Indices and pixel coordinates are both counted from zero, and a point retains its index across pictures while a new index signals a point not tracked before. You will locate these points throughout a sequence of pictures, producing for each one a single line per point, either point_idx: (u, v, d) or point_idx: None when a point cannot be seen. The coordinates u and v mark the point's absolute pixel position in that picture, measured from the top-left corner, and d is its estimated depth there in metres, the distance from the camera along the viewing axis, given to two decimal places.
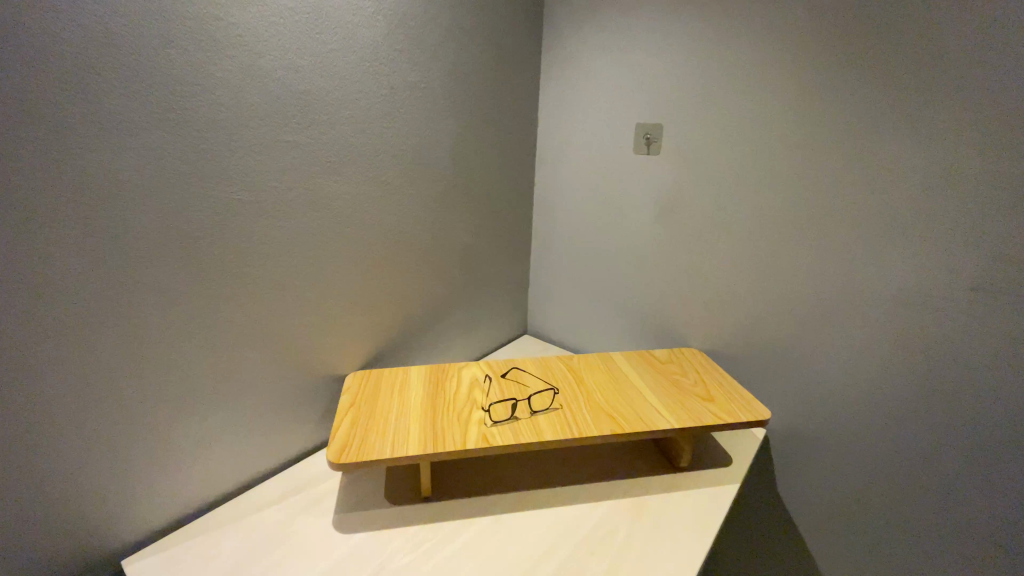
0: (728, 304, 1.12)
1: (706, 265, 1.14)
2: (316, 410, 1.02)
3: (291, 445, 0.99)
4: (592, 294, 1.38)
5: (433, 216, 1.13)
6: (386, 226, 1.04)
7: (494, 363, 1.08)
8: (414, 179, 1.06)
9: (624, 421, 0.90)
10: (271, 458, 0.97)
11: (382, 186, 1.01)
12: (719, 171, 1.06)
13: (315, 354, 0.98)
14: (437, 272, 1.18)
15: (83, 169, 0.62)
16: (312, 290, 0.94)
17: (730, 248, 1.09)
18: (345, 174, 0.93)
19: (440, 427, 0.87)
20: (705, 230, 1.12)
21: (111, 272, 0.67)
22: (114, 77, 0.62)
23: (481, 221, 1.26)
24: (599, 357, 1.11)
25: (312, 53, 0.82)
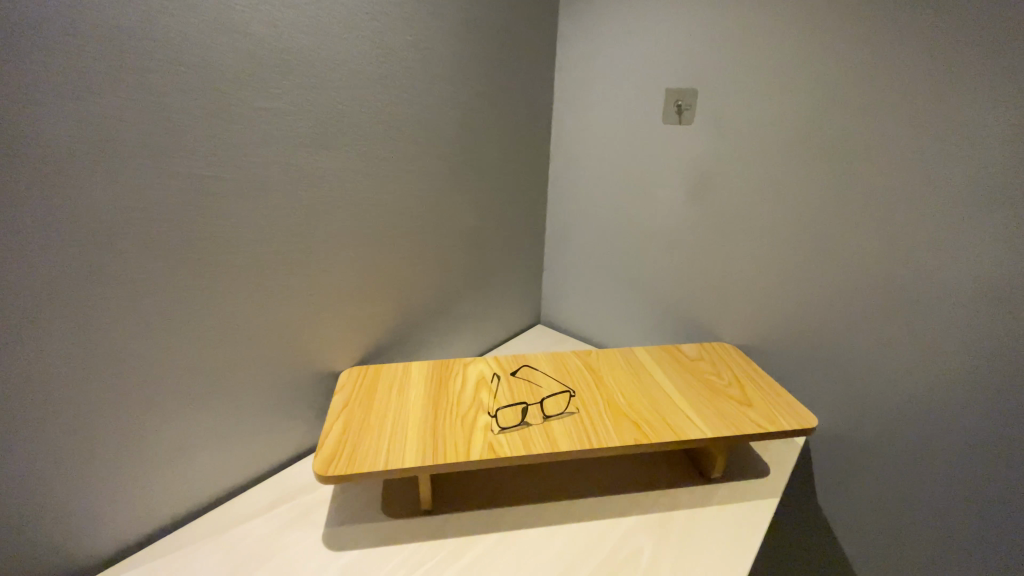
0: (767, 295, 0.99)
1: (743, 251, 1.01)
2: (309, 409, 0.94)
3: (282, 447, 0.92)
4: (612, 282, 1.26)
5: (436, 195, 1.02)
6: (382, 206, 0.93)
7: (503, 360, 0.97)
8: (415, 154, 0.95)
9: (649, 429, 0.79)
10: (259, 462, 0.89)
11: (379, 162, 0.90)
12: (762, 142, 0.92)
13: (306, 349, 0.89)
14: (442, 258, 1.08)
15: (24, 140, 0.53)
16: (300, 278, 0.84)
17: (771, 232, 0.96)
18: (336, 148, 0.83)
19: (441, 434, 0.77)
20: (744, 211, 0.98)
21: (65, 261, 0.59)
22: (58, 29, 0.52)
23: (490, 201, 1.15)
24: (620, 354, 1.00)
25: (293, 3, 0.70)
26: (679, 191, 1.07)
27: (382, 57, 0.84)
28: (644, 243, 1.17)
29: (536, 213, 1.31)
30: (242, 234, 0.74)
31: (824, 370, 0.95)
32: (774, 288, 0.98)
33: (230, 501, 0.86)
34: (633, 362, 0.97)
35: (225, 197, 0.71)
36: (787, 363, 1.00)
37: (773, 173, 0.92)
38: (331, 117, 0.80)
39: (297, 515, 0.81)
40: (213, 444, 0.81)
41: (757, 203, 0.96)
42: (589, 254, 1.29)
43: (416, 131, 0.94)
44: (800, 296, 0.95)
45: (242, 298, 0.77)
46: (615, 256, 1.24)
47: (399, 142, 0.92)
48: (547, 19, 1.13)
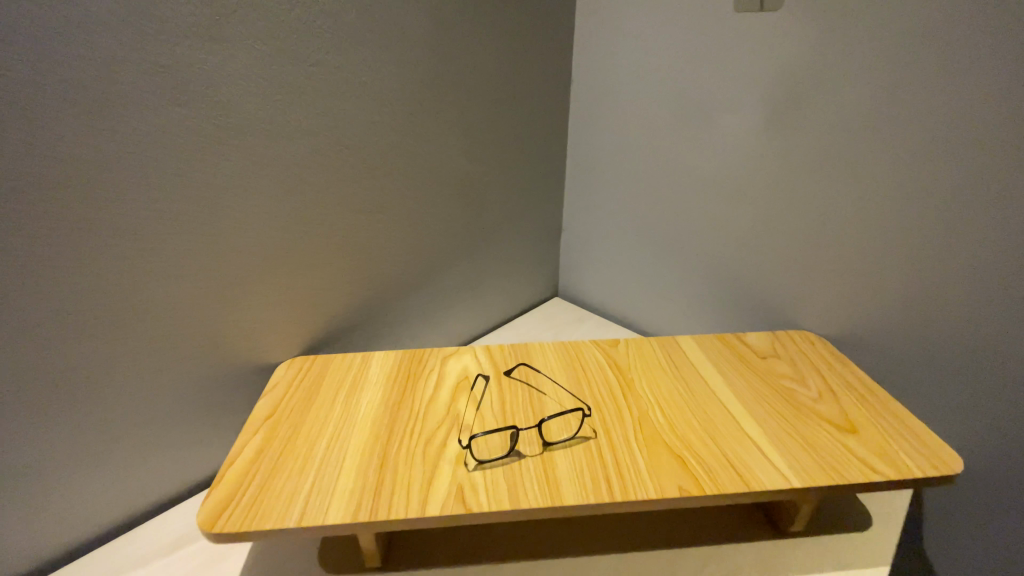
0: (885, 267, 0.68)
1: (850, 203, 0.69)
2: (240, 414, 0.71)
3: (203, 463, 0.70)
4: (650, 246, 0.96)
5: (411, 123, 0.73)
6: (325, 135, 0.65)
7: (495, 354, 0.71)
8: (373, 62, 0.66)
9: (700, 474, 0.52)
10: (171, 482, 0.68)
11: (316, 72, 0.61)
12: (909, 30, 0.58)
13: (223, 337, 0.65)
14: (421, 213, 0.80)
15: None
16: (202, 240, 0.58)
17: (905, 176, 0.63)
18: (240, 46, 0.54)
19: (390, 470, 0.53)
20: (860, 142, 0.66)
21: None
22: None
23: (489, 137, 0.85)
24: (658, 347, 0.72)
25: None
26: (757, 116, 0.74)
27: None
28: (698, 194, 0.85)
29: (553, 155, 1.01)
30: (86, 163, 0.48)
31: (968, 379, 0.65)
32: (900, 258, 0.67)
33: (132, 532, 0.65)
34: (677, 360, 0.69)
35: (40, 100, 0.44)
36: (906, 366, 0.70)
37: (920, 77, 0.59)
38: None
39: (207, 564, 0.60)
40: (90, 464, 0.59)
41: (885, 128, 0.63)
42: (618, 211, 0.99)
43: (371, 25, 0.64)
44: (942, 270, 0.63)
45: (103, 263, 0.52)
46: (655, 213, 0.93)
47: (345, 38, 0.62)
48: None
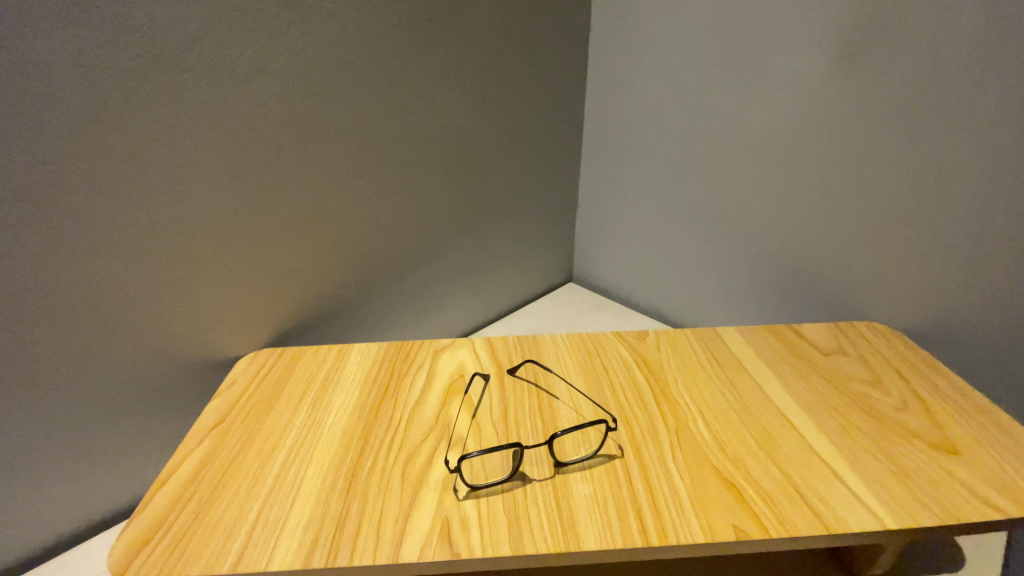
0: (997, 245, 0.53)
1: (952, 160, 0.53)
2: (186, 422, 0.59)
3: (144, 478, 0.58)
4: (681, 226, 0.81)
5: (395, 68, 0.60)
6: (279, 72, 0.51)
7: (498, 349, 0.59)
8: None
9: (761, 510, 0.40)
10: (105, 501, 0.56)
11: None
12: None
13: (157, 324, 0.53)
14: (409, 180, 0.67)
15: None
16: (122, 201, 0.46)
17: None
18: None
19: (359, 498, 0.42)
20: (968, 79, 0.50)
21: None
22: None
23: (491, 91, 0.71)
24: (697, 342, 0.59)
25: None
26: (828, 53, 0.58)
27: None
28: (745, 159, 0.70)
29: (568, 117, 0.85)
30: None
31: None
32: (1019, 232, 0.52)
33: (54, 561, 0.54)
34: (721, 359, 0.57)
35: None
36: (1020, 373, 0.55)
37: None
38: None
39: None
40: None
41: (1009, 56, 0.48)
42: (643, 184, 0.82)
43: None
44: None
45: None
46: (690, 185, 0.77)
47: None
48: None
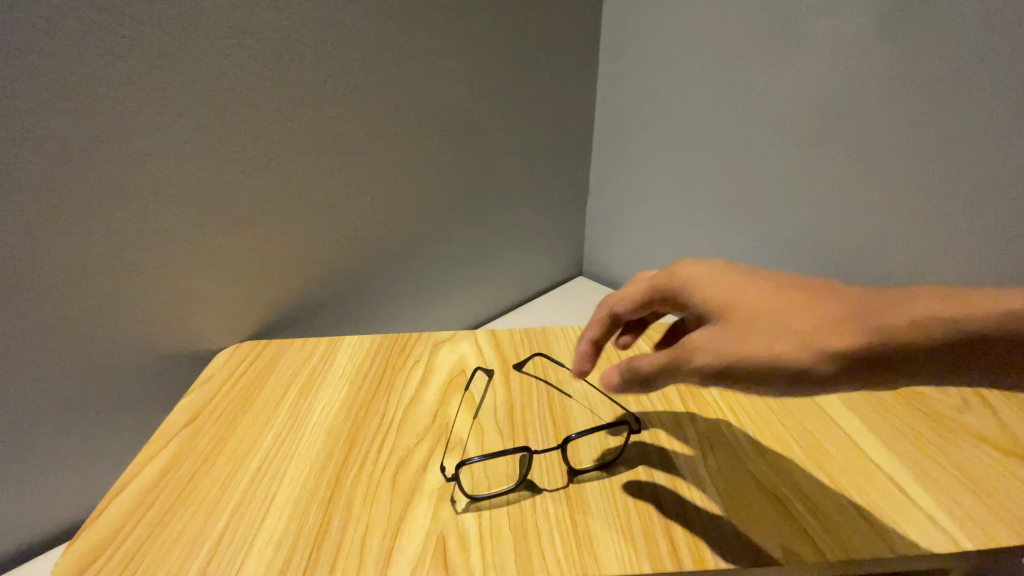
0: None
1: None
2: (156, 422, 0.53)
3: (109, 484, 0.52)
4: (702, 212, 0.75)
5: (389, 30, 0.54)
6: (257, 29, 0.45)
7: (503, 343, 0.53)
8: None
9: (810, 526, 0.34)
10: (64, 510, 0.51)
11: None
12: None
13: (122, 314, 0.47)
14: (406, 157, 0.61)
15: None
16: (73, 173, 0.40)
17: None
18: None
19: (342, 510, 0.36)
20: None
21: None
22: None
23: (495, 63, 0.65)
24: None
25: None
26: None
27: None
28: None
29: (580, 97, 0.79)
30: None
31: None
32: None
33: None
34: None
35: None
36: None
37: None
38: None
39: None
40: None
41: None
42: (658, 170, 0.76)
43: None
44: None
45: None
46: None
47: None
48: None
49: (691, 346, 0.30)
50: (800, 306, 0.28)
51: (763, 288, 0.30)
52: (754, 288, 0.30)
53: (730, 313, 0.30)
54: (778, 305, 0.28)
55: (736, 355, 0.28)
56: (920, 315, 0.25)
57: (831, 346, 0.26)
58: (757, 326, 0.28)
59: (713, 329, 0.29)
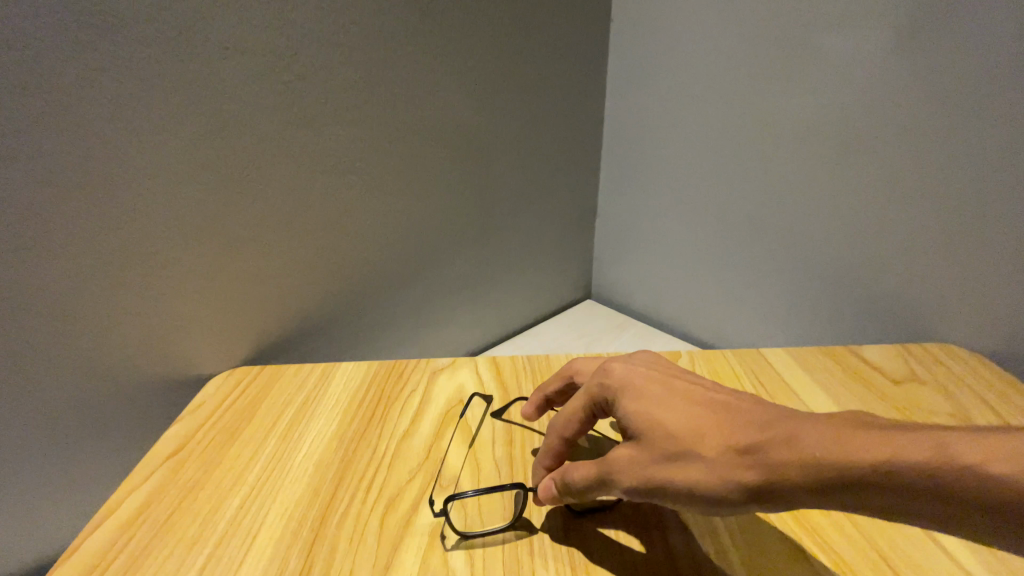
0: None
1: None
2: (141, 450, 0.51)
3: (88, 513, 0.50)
4: (712, 235, 0.73)
5: (392, 55, 0.53)
6: (258, 49, 0.45)
7: (505, 371, 0.51)
8: None
9: None
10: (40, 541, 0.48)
11: None
12: None
13: (113, 334, 0.45)
14: (408, 178, 0.60)
15: None
16: (61, 192, 0.40)
17: None
18: None
19: (324, 554, 0.34)
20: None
21: None
22: None
23: (499, 85, 0.64)
24: (741, 369, 0.50)
25: None
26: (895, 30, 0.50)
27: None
28: (787, 157, 0.61)
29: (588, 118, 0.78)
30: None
31: None
32: None
33: None
34: (769, 390, 0.47)
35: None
36: None
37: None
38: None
39: None
40: None
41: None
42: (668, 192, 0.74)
43: None
44: None
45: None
46: (723, 190, 0.69)
47: None
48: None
49: (616, 469, 0.31)
50: (704, 434, 0.28)
51: (702, 407, 0.30)
52: (685, 405, 0.30)
53: (648, 433, 0.30)
54: (686, 427, 0.29)
55: (646, 485, 0.29)
56: (813, 457, 0.24)
57: (732, 478, 0.26)
58: (661, 455, 0.29)
59: (634, 454, 0.30)
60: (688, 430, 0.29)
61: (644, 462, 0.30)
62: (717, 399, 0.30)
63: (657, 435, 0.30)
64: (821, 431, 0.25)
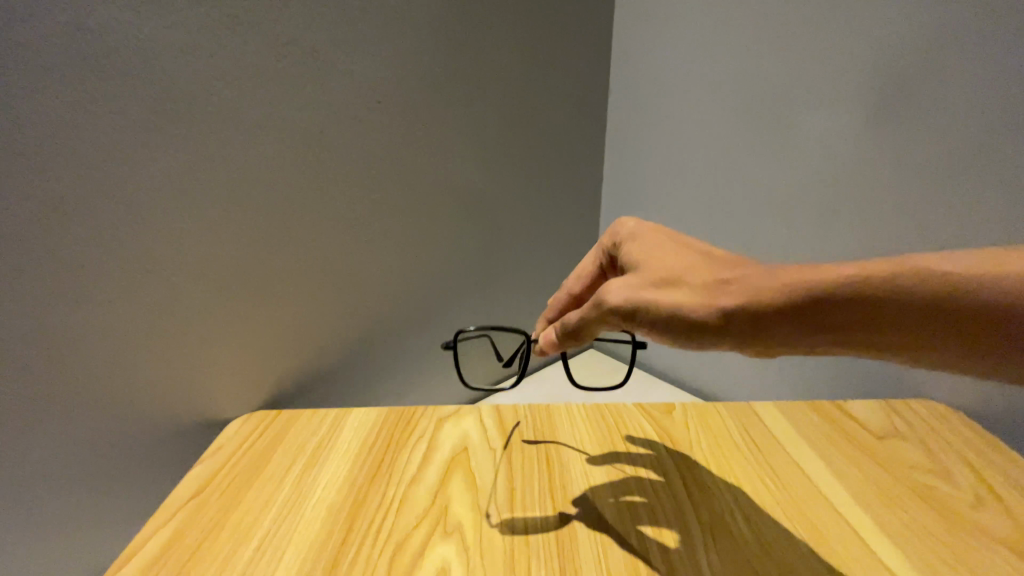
0: None
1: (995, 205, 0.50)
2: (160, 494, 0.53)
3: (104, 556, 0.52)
4: None
5: (407, 130, 0.61)
6: (293, 128, 0.52)
7: (506, 420, 0.54)
8: (360, 51, 0.54)
9: None
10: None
11: (284, 56, 0.49)
12: None
13: (142, 382, 0.49)
14: (420, 234, 0.66)
15: None
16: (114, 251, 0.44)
17: None
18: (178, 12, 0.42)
19: None
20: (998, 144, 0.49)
21: None
22: None
23: (502, 153, 0.71)
24: (732, 421, 0.53)
25: None
26: (849, 112, 0.58)
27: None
28: None
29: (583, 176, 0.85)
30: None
31: None
32: None
33: None
34: (760, 444, 0.50)
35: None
36: None
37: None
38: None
39: None
40: None
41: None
42: None
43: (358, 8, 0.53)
44: None
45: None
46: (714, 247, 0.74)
47: (328, 21, 0.51)
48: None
49: (613, 293, 0.40)
50: (688, 272, 0.38)
51: (692, 259, 0.39)
52: (678, 258, 0.40)
53: (648, 274, 0.40)
54: (677, 268, 0.39)
55: (632, 303, 0.38)
56: (762, 281, 0.33)
57: (699, 302, 0.35)
58: (652, 285, 0.39)
59: (633, 285, 0.40)
60: (677, 269, 0.39)
61: (638, 288, 0.39)
62: (702, 254, 0.40)
63: (654, 273, 0.40)
64: (778, 269, 0.34)
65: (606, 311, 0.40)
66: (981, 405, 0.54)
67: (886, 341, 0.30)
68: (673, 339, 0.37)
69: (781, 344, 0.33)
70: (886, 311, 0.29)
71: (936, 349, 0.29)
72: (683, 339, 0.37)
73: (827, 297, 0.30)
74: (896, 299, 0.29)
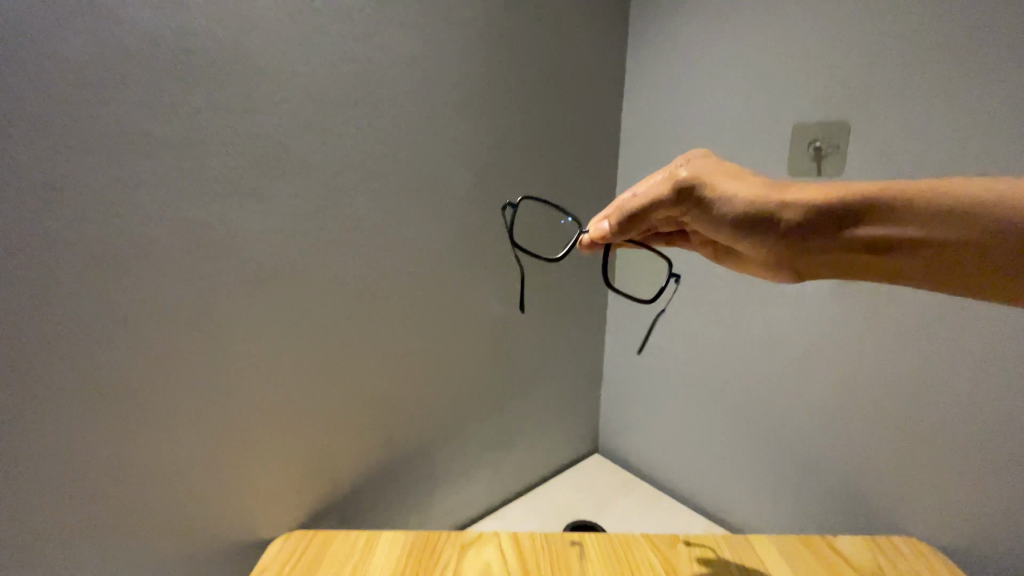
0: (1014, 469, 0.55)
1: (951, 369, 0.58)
2: None
3: None
4: (705, 411, 0.84)
5: (444, 277, 0.70)
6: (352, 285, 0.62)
7: (524, 549, 0.58)
8: (410, 221, 0.65)
9: None
10: None
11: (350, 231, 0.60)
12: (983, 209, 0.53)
13: (207, 506, 0.56)
14: (449, 363, 0.74)
15: None
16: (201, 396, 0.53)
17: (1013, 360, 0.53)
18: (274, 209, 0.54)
19: None
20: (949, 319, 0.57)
21: None
22: None
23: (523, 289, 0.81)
24: (729, 554, 0.58)
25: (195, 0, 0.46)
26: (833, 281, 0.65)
27: (356, 57, 0.56)
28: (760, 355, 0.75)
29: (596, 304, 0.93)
30: (86, 316, 0.45)
31: None
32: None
33: None
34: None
35: (48, 245, 0.43)
36: None
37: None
38: (266, 145, 0.52)
39: None
40: None
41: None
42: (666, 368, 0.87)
43: (411, 189, 0.64)
44: None
45: (100, 420, 0.48)
46: (712, 375, 0.81)
47: (387, 201, 0.62)
48: (620, 30, 0.82)
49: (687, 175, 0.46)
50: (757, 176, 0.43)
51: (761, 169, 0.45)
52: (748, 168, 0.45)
53: (722, 167, 0.46)
54: (748, 172, 0.44)
55: (703, 186, 0.44)
56: (824, 189, 0.39)
57: (763, 194, 0.41)
58: (725, 175, 0.44)
59: (706, 173, 0.45)
60: (746, 172, 0.44)
61: (710, 172, 0.45)
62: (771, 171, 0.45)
63: (726, 167, 0.46)
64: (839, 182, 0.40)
65: (680, 185, 0.46)
66: (961, 548, 0.60)
67: (939, 240, 0.36)
68: (742, 217, 0.42)
69: (841, 233, 0.39)
70: (946, 212, 0.35)
71: (982, 255, 0.34)
72: (750, 222, 0.41)
73: (866, 208, 0.37)
74: (929, 211, 0.36)
